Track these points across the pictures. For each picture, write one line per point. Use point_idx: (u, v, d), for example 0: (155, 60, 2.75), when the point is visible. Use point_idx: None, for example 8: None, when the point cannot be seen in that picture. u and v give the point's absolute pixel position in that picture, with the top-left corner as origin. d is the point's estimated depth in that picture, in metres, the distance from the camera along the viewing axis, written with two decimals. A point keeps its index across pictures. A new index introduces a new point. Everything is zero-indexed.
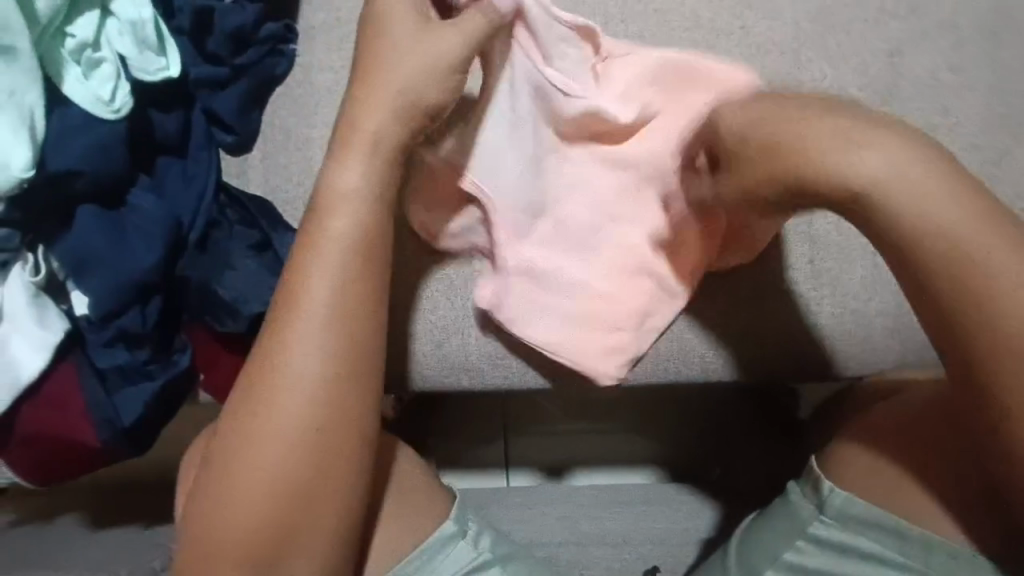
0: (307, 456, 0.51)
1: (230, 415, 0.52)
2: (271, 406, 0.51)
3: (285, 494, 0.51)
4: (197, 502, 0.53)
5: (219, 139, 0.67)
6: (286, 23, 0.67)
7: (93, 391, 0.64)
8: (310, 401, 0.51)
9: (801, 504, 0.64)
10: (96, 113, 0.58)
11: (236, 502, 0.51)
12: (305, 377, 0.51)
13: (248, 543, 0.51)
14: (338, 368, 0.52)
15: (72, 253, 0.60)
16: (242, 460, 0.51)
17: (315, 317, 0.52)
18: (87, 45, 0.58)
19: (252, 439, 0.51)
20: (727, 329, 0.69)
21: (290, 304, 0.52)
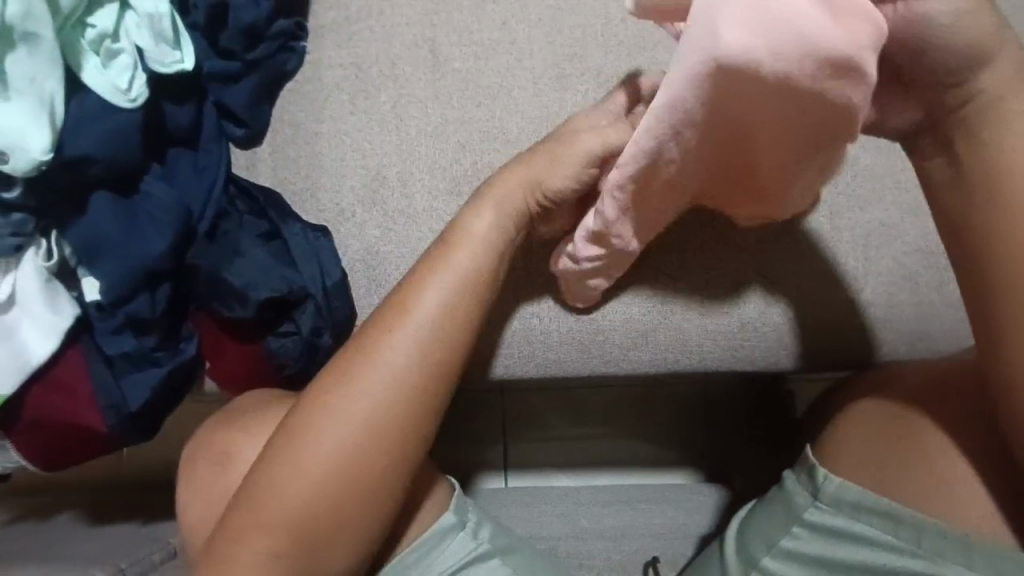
0: (382, 451, 0.54)
1: (313, 399, 0.55)
2: (357, 398, 0.54)
3: (339, 487, 0.53)
4: (255, 474, 0.53)
5: (229, 132, 0.69)
6: (297, 21, 0.69)
7: (101, 376, 0.65)
8: (387, 403, 0.54)
9: (795, 490, 0.66)
10: (113, 101, 0.59)
11: (296, 477, 0.53)
12: (391, 380, 0.54)
13: (300, 522, 0.52)
14: (428, 376, 0.55)
15: (85, 239, 0.62)
16: (305, 449, 0.53)
17: (420, 326, 0.56)
18: (107, 36, 0.59)
19: (330, 425, 0.53)
20: (726, 318, 0.70)
21: (398, 308, 0.56)
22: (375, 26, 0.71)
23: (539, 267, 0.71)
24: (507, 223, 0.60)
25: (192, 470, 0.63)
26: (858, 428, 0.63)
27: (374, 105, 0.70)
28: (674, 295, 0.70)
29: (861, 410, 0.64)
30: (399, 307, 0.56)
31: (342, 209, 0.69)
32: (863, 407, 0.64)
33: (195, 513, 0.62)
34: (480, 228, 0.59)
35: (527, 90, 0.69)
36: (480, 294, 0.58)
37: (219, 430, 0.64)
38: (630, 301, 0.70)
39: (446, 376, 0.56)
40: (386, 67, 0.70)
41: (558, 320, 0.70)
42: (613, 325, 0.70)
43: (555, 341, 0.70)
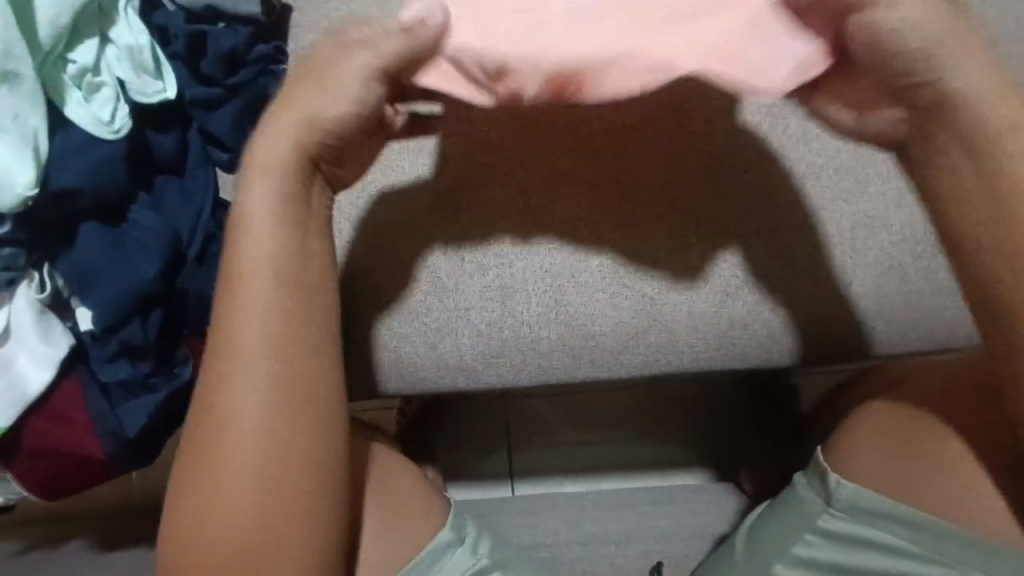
0: (288, 470, 0.52)
1: (195, 439, 0.53)
2: (236, 426, 0.52)
3: (269, 494, 0.52)
4: (181, 507, 0.54)
5: (215, 158, 0.69)
6: (277, 44, 0.69)
7: (98, 404, 0.66)
8: (271, 393, 0.53)
9: (810, 497, 0.65)
10: (97, 133, 0.60)
11: (224, 498, 0.52)
12: (258, 370, 0.52)
13: (240, 557, 0.53)
14: (300, 381, 0.53)
15: (76, 269, 0.63)
16: (221, 470, 0.52)
17: (261, 337, 0.53)
18: (87, 70, 0.61)
19: (231, 429, 0.52)
20: (715, 316, 0.70)
21: (232, 330, 0.53)
22: None
23: (528, 278, 0.70)
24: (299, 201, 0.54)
25: None
26: (873, 428, 0.62)
27: None
28: (659, 295, 0.70)
29: (869, 412, 0.64)
30: (231, 300, 0.53)
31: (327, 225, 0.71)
32: (873, 409, 0.64)
33: None
34: (264, 217, 0.53)
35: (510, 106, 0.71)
36: (312, 294, 0.55)
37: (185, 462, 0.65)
38: (617, 305, 0.70)
39: (313, 379, 0.54)
40: None
41: (541, 331, 0.70)
42: (601, 330, 0.70)
43: (546, 349, 0.71)
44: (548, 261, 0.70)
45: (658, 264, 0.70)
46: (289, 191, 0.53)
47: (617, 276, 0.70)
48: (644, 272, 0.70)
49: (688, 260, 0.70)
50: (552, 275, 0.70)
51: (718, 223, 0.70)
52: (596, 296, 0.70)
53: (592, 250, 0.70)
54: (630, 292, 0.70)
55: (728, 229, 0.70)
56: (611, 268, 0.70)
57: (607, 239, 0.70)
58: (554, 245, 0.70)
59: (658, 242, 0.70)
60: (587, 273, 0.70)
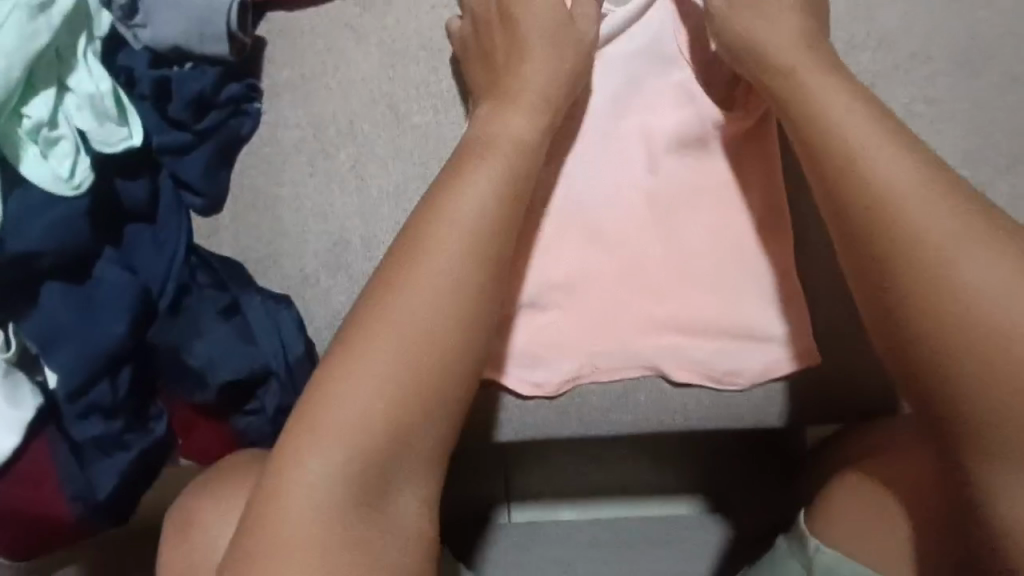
0: (435, 384, 0.48)
1: (362, 337, 0.48)
2: (429, 265, 0.49)
3: (433, 359, 0.48)
4: (340, 360, 0.47)
5: (187, 202, 0.67)
6: (250, 83, 0.67)
7: (67, 464, 0.64)
8: (475, 237, 0.51)
9: (790, 562, 0.63)
10: (56, 190, 0.57)
11: (411, 340, 0.48)
12: (467, 217, 0.51)
13: (396, 430, 0.47)
14: (439, 335, 0.48)
15: (41, 329, 0.60)
16: (399, 305, 0.48)
17: (478, 192, 0.52)
18: (43, 124, 0.57)
19: (425, 263, 0.49)
20: (709, 375, 0.67)
21: (413, 261, 0.50)
22: (332, 83, 0.68)
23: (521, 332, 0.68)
24: (489, 240, 0.51)
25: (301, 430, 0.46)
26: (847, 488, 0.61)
27: (331, 166, 0.69)
28: (657, 354, 0.67)
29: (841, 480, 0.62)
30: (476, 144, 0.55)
31: (306, 275, 0.68)
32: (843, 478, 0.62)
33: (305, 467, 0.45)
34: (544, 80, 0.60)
35: (536, 327, 0.68)
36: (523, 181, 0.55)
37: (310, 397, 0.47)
38: (605, 368, 0.68)
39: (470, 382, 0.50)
40: (344, 125, 0.69)
41: (529, 395, 0.68)
42: (588, 389, 0.68)
43: (531, 406, 0.68)
44: (540, 318, 0.68)
45: (646, 323, 0.67)
46: (495, 197, 0.52)
47: (613, 336, 0.67)
48: (640, 333, 0.67)
49: (680, 317, 0.67)
50: (543, 335, 0.68)
51: (710, 312, 0.67)
52: (591, 358, 0.68)
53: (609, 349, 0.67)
54: (620, 351, 0.67)
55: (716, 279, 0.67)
56: (602, 326, 0.68)
57: (597, 298, 0.68)
58: (544, 299, 0.68)
59: (648, 302, 0.68)
60: (579, 332, 0.68)
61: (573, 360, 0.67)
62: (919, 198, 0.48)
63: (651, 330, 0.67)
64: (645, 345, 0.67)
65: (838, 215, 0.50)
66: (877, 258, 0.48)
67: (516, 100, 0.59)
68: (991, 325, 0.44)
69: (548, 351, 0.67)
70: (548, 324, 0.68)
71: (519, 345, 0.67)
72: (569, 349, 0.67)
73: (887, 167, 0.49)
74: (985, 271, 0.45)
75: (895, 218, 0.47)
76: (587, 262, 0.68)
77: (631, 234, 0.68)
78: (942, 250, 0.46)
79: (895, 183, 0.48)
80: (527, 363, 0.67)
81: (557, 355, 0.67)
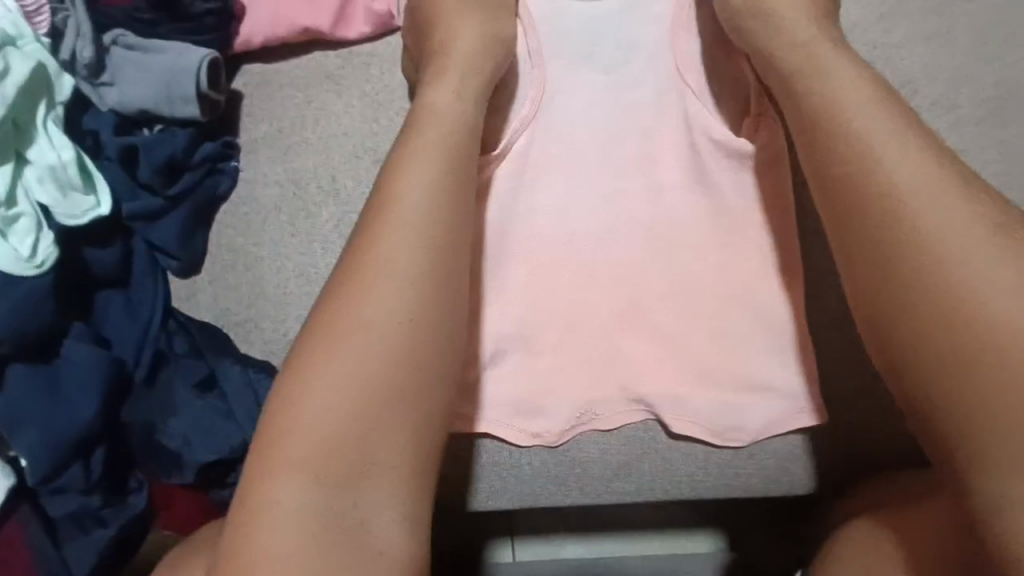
0: (405, 380, 0.44)
1: (319, 339, 0.44)
2: (381, 250, 0.46)
3: (399, 352, 0.44)
4: (300, 371, 0.43)
5: (163, 264, 0.64)
6: (225, 140, 0.64)
7: (41, 545, 0.61)
8: (429, 217, 0.47)
9: None
10: (20, 272, 0.54)
11: (366, 337, 0.44)
12: (417, 196, 0.48)
13: (371, 435, 0.42)
14: (397, 330, 0.44)
15: (3, 415, 0.57)
16: (358, 301, 0.45)
17: (428, 163, 0.49)
18: (0, 203, 0.54)
19: (377, 253, 0.46)
20: (718, 442, 0.62)
21: (362, 252, 0.46)
22: (312, 137, 0.65)
23: (512, 384, 0.63)
24: (442, 228, 0.47)
25: (263, 453, 0.41)
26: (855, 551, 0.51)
27: (312, 225, 0.64)
28: (661, 402, 0.62)
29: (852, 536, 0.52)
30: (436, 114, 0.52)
31: (289, 340, 0.63)
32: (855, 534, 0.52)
33: (272, 492, 0.40)
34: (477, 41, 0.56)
35: (532, 373, 0.64)
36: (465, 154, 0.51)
37: (269, 410, 0.43)
38: (607, 433, 0.63)
39: (443, 378, 0.46)
40: (326, 181, 0.64)
41: (527, 444, 0.63)
42: (590, 457, 0.63)
43: (529, 475, 0.63)
44: (535, 367, 0.64)
45: (648, 375, 0.63)
46: (442, 176, 0.49)
47: (614, 384, 0.63)
48: (643, 381, 0.63)
49: (686, 368, 0.63)
50: (537, 388, 0.63)
51: (716, 365, 0.62)
52: (590, 407, 0.63)
53: (609, 398, 0.63)
54: (624, 402, 0.63)
55: (723, 338, 0.63)
56: (603, 375, 0.63)
57: (599, 352, 0.64)
58: (539, 352, 0.64)
59: (651, 357, 0.63)
60: (578, 385, 0.63)
61: (571, 407, 0.63)
62: (951, 208, 0.42)
63: (655, 380, 0.63)
64: (651, 393, 0.63)
65: (845, 234, 0.46)
66: (883, 258, 0.43)
67: (467, 79, 0.54)
68: (1003, 339, 0.38)
69: (544, 402, 0.63)
70: (545, 372, 0.64)
71: (513, 398, 0.63)
72: (566, 402, 0.63)
73: (902, 169, 0.44)
74: (985, 267, 0.40)
75: (914, 240, 0.42)
76: (585, 317, 0.64)
77: (632, 280, 0.64)
78: (942, 241, 0.41)
79: (920, 193, 0.43)
80: (522, 416, 0.63)
81: (555, 406, 0.63)
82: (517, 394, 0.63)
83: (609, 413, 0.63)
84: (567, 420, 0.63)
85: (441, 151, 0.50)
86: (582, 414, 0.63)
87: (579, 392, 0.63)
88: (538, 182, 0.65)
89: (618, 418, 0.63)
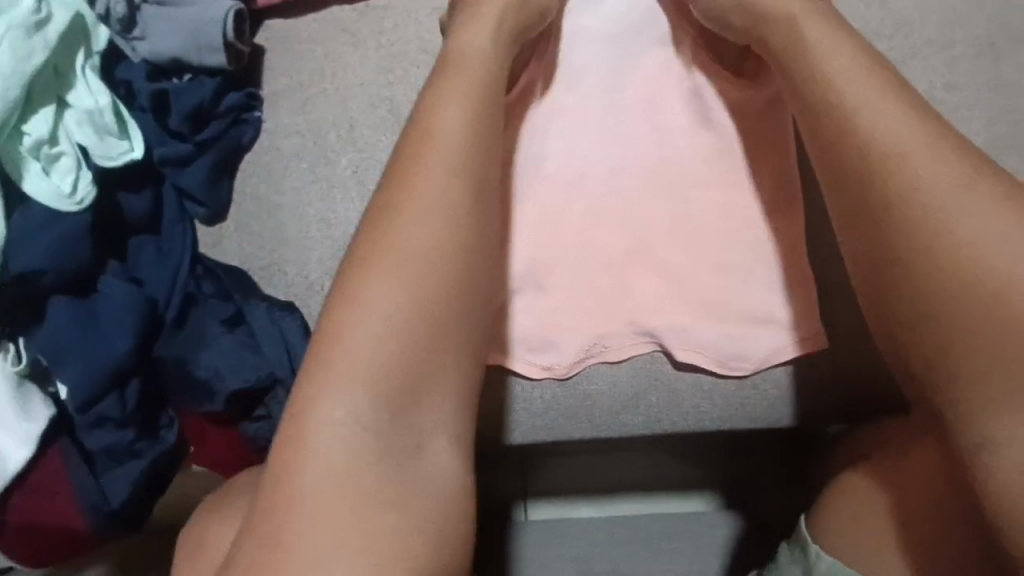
0: (456, 303, 0.46)
1: (365, 269, 0.45)
2: (419, 183, 0.48)
3: (450, 277, 0.46)
4: (352, 298, 0.45)
5: (191, 212, 0.66)
6: (249, 92, 0.67)
7: (81, 474, 0.65)
8: (462, 151, 0.50)
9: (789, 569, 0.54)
10: (60, 208, 0.58)
11: (412, 263, 0.46)
12: (454, 131, 0.50)
13: (425, 354, 0.45)
14: (448, 256, 0.47)
15: (46, 345, 0.61)
16: (402, 229, 0.46)
17: (465, 103, 0.51)
18: (43, 142, 0.58)
19: (416, 184, 0.48)
20: (721, 372, 0.65)
21: (406, 182, 0.48)
22: (331, 88, 0.68)
23: (525, 320, 0.66)
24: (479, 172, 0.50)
25: (323, 375, 0.43)
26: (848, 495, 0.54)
27: (332, 173, 0.67)
28: (668, 336, 0.65)
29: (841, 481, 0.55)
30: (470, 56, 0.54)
31: (310, 282, 0.65)
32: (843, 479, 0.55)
33: (331, 414, 0.42)
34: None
35: (542, 311, 0.66)
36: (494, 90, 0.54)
37: (324, 336, 0.44)
38: (616, 365, 0.65)
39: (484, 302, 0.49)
40: (345, 130, 0.67)
41: (537, 377, 0.65)
42: (598, 389, 0.65)
43: (541, 408, 0.65)
44: (546, 304, 0.66)
45: (653, 311, 0.66)
46: (475, 112, 0.51)
47: (622, 319, 0.66)
48: (649, 315, 0.65)
49: (689, 302, 0.66)
50: (548, 325, 0.66)
51: (720, 303, 0.65)
52: (599, 341, 0.65)
53: (619, 333, 0.66)
54: (633, 335, 0.66)
55: (724, 271, 0.65)
56: (612, 312, 0.66)
57: (610, 288, 0.66)
58: (550, 288, 0.66)
59: (656, 291, 0.66)
60: (586, 320, 0.66)
61: (583, 342, 0.65)
62: (897, 150, 0.46)
63: (661, 316, 0.65)
64: (659, 325, 0.65)
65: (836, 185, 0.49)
66: (880, 202, 0.46)
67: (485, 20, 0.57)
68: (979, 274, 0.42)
69: (556, 339, 0.65)
70: (556, 308, 0.66)
71: (527, 334, 0.65)
72: (577, 339, 0.65)
73: (882, 118, 0.47)
74: (968, 213, 0.43)
75: (894, 187, 0.45)
76: (592, 256, 0.66)
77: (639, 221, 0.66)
78: (927, 189, 0.44)
79: (893, 143, 0.46)
80: (532, 353, 0.65)
81: (568, 342, 0.65)
82: (529, 330, 0.65)
83: (620, 348, 0.65)
84: (577, 356, 0.65)
85: (468, 93, 0.52)
86: (593, 348, 0.65)
87: (590, 328, 0.66)
88: (549, 127, 0.67)
89: (625, 352, 0.65)
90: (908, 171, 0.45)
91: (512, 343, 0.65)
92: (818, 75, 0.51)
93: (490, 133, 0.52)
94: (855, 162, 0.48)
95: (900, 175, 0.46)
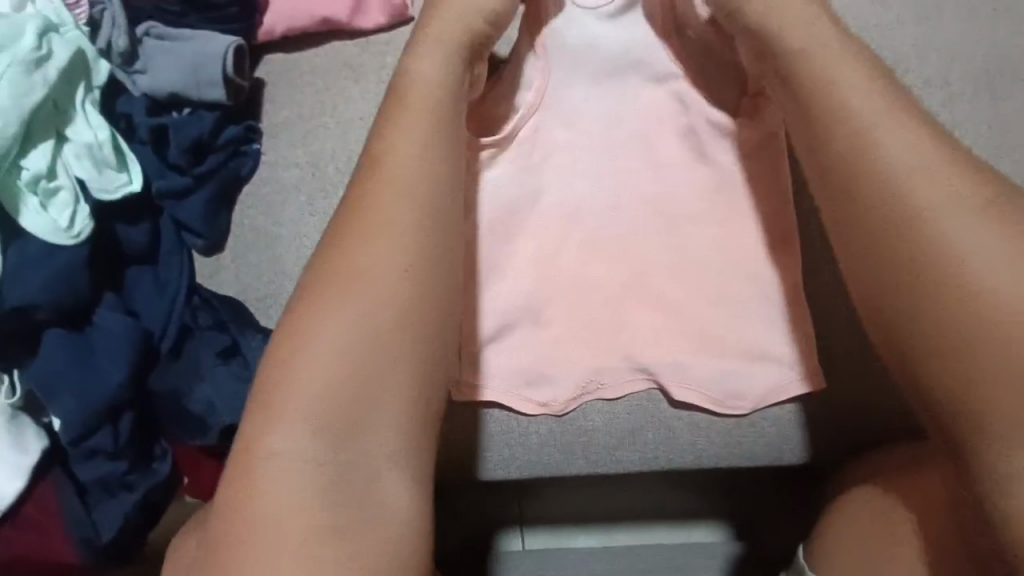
0: (399, 342, 0.45)
1: (308, 307, 0.45)
2: (375, 214, 0.48)
3: (393, 314, 0.45)
4: (293, 336, 0.45)
5: (189, 243, 0.66)
6: (248, 125, 0.67)
7: (72, 507, 0.64)
8: (418, 182, 0.49)
9: None
10: (56, 241, 0.58)
11: (357, 300, 0.45)
12: (412, 159, 0.49)
13: (363, 396, 0.44)
14: (393, 292, 0.46)
15: (40, 378, 0.61)
16: (349, 262, 0.46)
17: (421, 131, 0.50)
18: (41, 176, 0.58)
19: (370, 216, 0.47)
20: (719, 409, 0.64)
21: (360, 213, 0.48)
22: (330, 122, 0.68)
23: (520, 355, 0.66)
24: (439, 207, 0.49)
25: (262, 414, 0.43)
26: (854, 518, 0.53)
27: (330, 206, 0.67)
28: (665, 372, 0.64)
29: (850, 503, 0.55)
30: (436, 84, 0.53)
31: None
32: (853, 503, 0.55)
33: (268, 454, 0.42)
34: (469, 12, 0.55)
35: (539, 348, 0.66)
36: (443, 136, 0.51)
37: (267, 373, 0.44)
38: (613, 401, 0.65)
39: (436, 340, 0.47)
40: (344, 164, 0.67)
41: (534, 413, 0.64)
42: (594, 425, 0.64)
43: (536, 444, 0.64)
44: (544, 339, 0.66)
45: (650, 346, 0.65)
46: (435, 144, 0.50)
47: (618, 355, 0.65)
48: (646, 351, 0.65)
49: (688, 338, 0.65)
50: (545, 360, 0.65)
51: (718, 339, 0.65)
52: (596, 378, 0.65)
53: (616, 370, 0.65)
54: (630, 371, 0.65)
55: (722, 307, 0.65)
56: (608, 347, 0.65)
57: (608, 324, 0.66)
58: (547, 323, 0.66)
59: (654, 326, 0.66)
60: (583, 357, 0.65)
61: (579, 377, 0.65)
62: (912, 169, 0.45)
63: (657, 352, 0.65)
64: (655, 362, 0.65)
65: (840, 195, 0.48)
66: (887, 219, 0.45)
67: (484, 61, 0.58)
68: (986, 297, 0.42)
69: (553, 375, 0.65)
70: (552, 343, 0.66)
71: (523, 370, 0.65)
72: (574, 376, 0.65)
73: (893, 138, 0.46)
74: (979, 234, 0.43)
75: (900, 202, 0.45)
76: (590, 291, 0.66)
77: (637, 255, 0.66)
78: (942, 211, 0.44)
79: (911, 162, 0.45)
80: (527, 391, 0.65)
81: (563, 379, 0.65)
82: (526, 365, 0.65)
83: (617, 386, 0.65)
84: (574, 392, 0.65)
85: (445, 125, 0.52)
86: (590, 385, 0.65)
87: (587, 364, 0.65)
88: (547, 161, 0.68)
89: (622, 390, 0.65)
90: (918, 190, 0.44)
91: (510, 378, 0.65)
92: (821, 93, 0.49)
93: (452, 172, 0.51)
94: (854, 186, 0.47)
95: (896, 200, 0.45)
